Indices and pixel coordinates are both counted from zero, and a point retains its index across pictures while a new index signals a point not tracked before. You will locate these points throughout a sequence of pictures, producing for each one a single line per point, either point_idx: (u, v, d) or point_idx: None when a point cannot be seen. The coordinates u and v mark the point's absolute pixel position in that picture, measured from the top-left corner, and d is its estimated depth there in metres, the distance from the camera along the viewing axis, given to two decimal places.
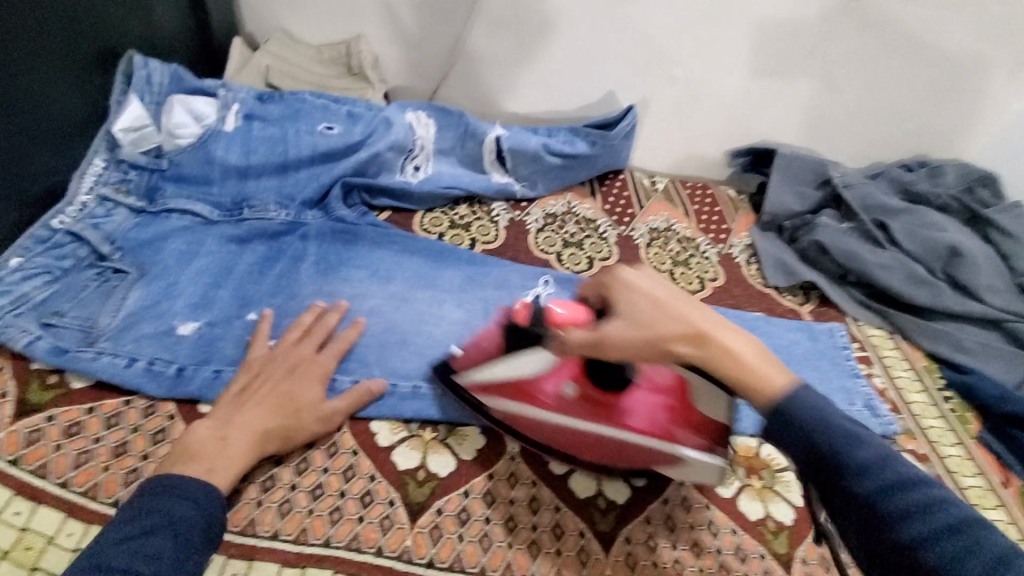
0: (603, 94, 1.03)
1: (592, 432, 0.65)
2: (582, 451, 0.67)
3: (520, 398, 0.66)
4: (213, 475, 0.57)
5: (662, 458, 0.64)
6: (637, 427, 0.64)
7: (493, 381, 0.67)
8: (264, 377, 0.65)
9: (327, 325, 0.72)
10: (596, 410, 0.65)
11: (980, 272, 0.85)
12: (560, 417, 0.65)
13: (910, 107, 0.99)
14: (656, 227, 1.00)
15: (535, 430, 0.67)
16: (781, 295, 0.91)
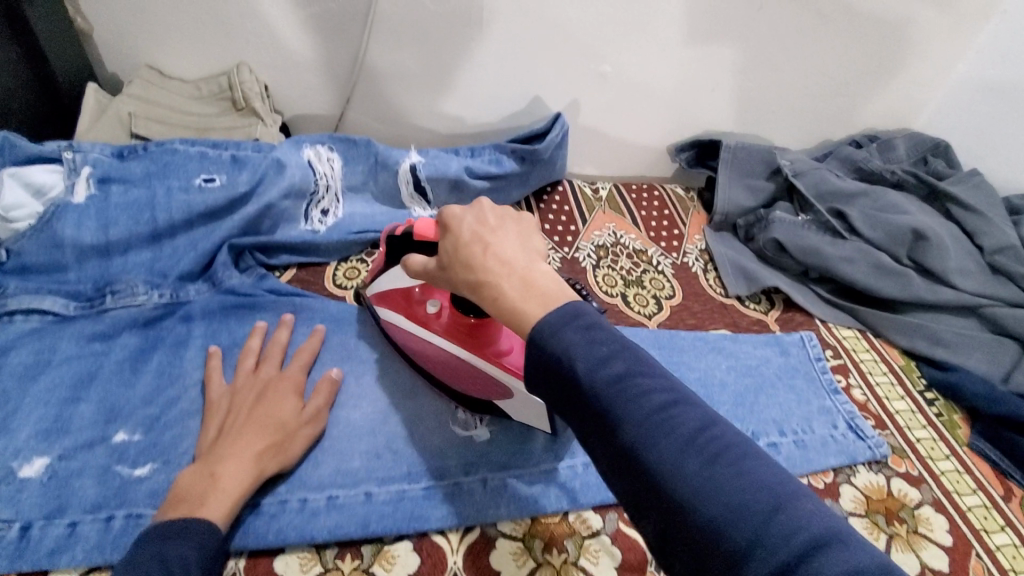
0: (529, 100, 0.97)
1: (444, 352, 0.58)
2: (438, 372, 0.61)
3: (403, 308, 0.62)
4: (209, 508, 0.46)
5: (504, 389, 0.56)
6: (502, 362, 0.56)
7: (388, 292, 0.63)
8: (236, 411, 0.54)
9: (280, 342, 0.62)
10: (454, 330, 0.58)
11: (947, 256, 0.80)
12: (426, 333, 0.60)
13: (847, 84, 1.02)
14: (606, 241, 0.90)
15: (417, 349, 0.61)
16: (744, 304, 0.84)
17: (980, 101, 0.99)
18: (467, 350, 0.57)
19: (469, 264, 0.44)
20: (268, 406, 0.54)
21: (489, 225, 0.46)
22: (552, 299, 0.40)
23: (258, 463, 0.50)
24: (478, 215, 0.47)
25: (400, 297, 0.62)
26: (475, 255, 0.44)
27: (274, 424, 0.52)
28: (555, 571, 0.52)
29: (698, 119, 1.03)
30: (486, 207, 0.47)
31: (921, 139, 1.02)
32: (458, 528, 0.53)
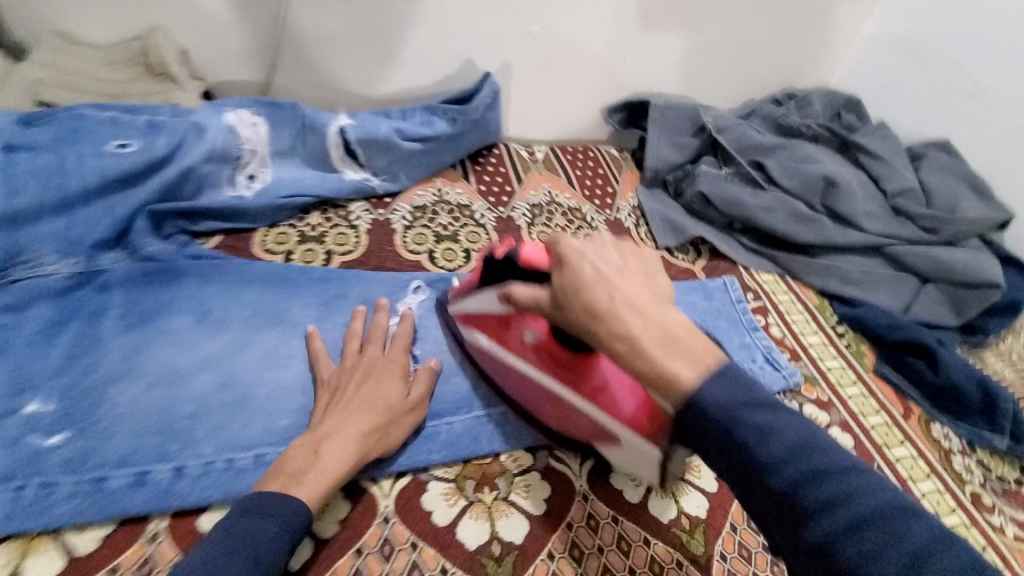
0: (461, 63, 0.97)
1: (545, 385, 0.58)
2: (539, 408, 0.60)
3: (493, 333, 0.60)
4: (304, 488, 0.46)
5: (607, 434, 0.55)
6: (601, 403, 0.54)
7: (477, 313, 0.61)
8: (342, 390, 0.54)
9: (382, 325, 0.61)
10: (549, 363, 0.56)
11: (855, 201, 0.86)
12: (519, 364, 0.59)
13: (767, 43, 1.06)
14: (541, 201, 0.91)
15: (502, 372, 0.61)
16: (674, 256, 0.87)
17: (886, 56, 1.05)
18: (563, 384, 0.56)
19: (594, 311, 0.42)
20: (377, 393, 0.53)
21: (614, 264, 0.44)
22: (698, 357, 0.39)
23: (363, 445, 0.50)
24: (601, 254, 0.45)
25: (493, 322, 0.60)
26: (602, 303, 0.41)
27: (379, 409, 0.52)
28: (487, 509, 0.54)
29: (628, 80, 1.05)
30: (606, 243, 0.46)
31: (835, 96, 1.08)
32: (390, 474, 0.54)
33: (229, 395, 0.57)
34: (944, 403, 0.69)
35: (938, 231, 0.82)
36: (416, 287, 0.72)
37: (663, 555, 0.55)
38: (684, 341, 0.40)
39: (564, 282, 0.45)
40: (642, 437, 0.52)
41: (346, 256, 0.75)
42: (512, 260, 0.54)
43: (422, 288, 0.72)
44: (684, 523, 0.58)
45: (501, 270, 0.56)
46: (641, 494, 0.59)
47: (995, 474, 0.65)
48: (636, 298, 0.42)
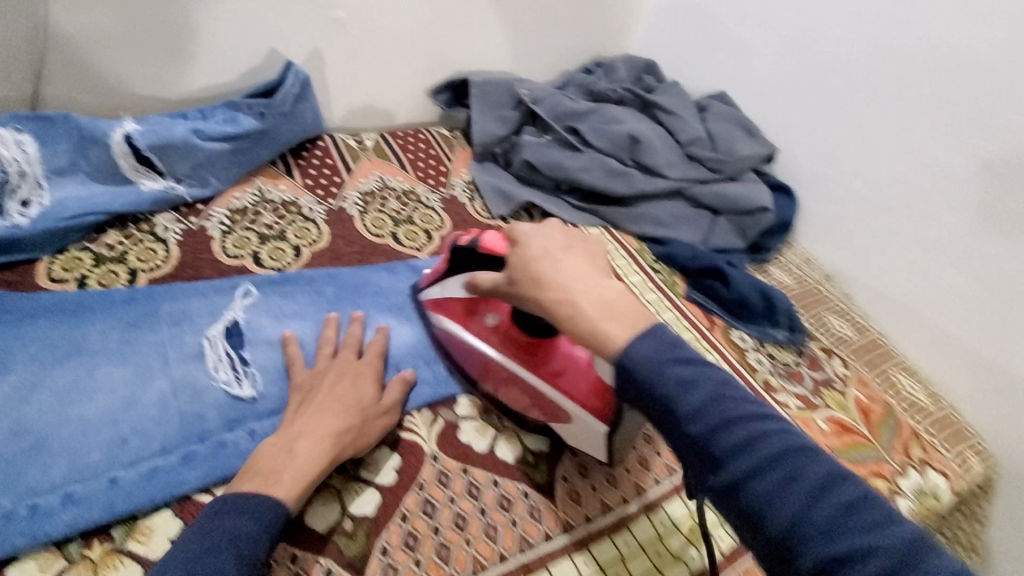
0: (265, 54, 0.92)
1: (506, 369, 0.62)
2: (484, 378, 0.64)
3: (460, 319, 0.65)
4: (282, 484, 0.49)
5: (558, 413, 0.60)
6: (560, 385, 0.59)
7: (445, 300, 0.66)
8: (313, 390, 0.56)
9: (358, 336, 0.63)
10: (511, 348, 0.62)
11: (656, 151, 0.96)
12: (478, 347, 0.64)
13: (568, 16, 1.14)
14: (372, 187, 0.91)
15: (474, 358, 0.65)
16: (508, 223, 0.92)
17: (669, 22, 1.17)
18: (525, 368, 0.61)
19: (535, 277, 0.52)
20: (342, 389, 0.56)
21: (558, 246, 0.54)
22: (634, 321, 0.48)
23: (333, 444, 0.52)
24: (548, 239, 0.55)
25: (459, 308, 0.65)
26: (545, 272, 0.52)
27: (342, 407, 0.55)
28: (336, 491, 0.55)
29: (445, 60, 1.07)
30: (554, 231, 0.57)
31: (636, 61, 1.18)
32: (227, 481, 0.53)
33: (24, 441, 0.50)
34: (738, 311, 0.81)
35: (721, 171, 0.95)
36: (244, 292, 0.66)
37: (511, 491, 0.59)
38: (623, 308, 0.49)
39: (517, 258, 0.55)
40: (591, 416, 0.58)
41: (153, 272, 0.69)
42: (475, 247, 0.62)
43: (251, 292, 0.67)
44: (529, 459, 0.62)
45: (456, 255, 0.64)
46: (488, 442, 0.62)
47: (779, 360, 0.77)
48: (575, 271, 0.52)
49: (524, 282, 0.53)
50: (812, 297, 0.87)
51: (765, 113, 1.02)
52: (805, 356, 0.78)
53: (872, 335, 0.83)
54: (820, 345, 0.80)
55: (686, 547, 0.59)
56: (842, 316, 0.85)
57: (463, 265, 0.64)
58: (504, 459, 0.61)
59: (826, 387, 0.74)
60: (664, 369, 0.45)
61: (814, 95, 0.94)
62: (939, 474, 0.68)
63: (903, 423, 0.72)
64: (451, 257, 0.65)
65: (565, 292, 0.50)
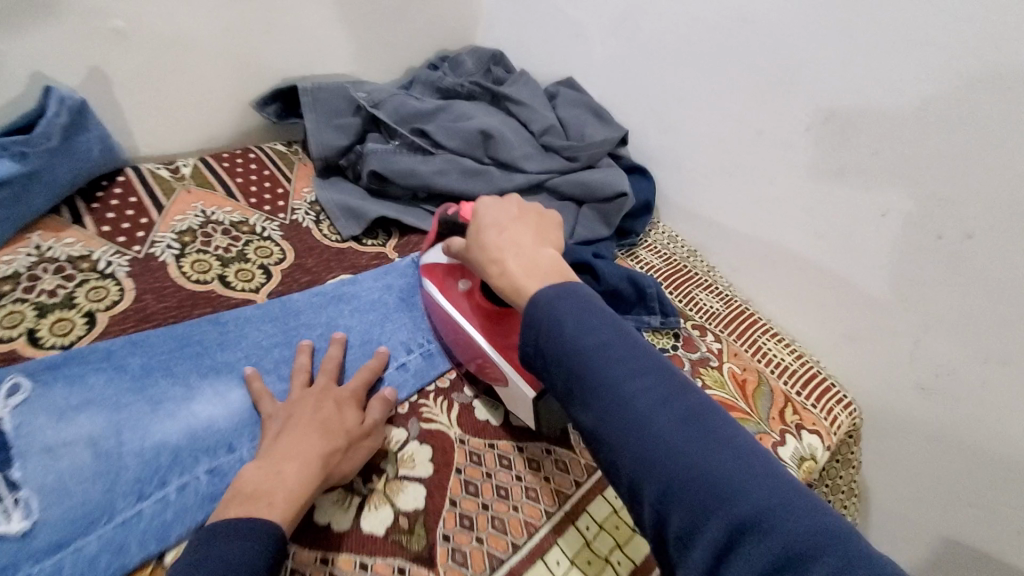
0: (27, 78, 0.74)
1: (468, 335, 0.64)
2: (456, 350, 0.67)
3: (442, 283, 0.69)
4: (276, 509, 0.45)
5: (499, 376, 0.61)
6: (507, 356, 0.60)
7: (432, 267, 0.71)
8: (297, 417, 0.53)
9: (333, 357, 0.62)
10: (474, 312, 0.65)
11: (511, 145, 0.91)
12: (449, 310, 0.67)
13: (400, 8, 1.05)
14: (192, 224, 0.77)
15: (455, 331, 0.66)
16: (362, 243, 0.83)
17: (510, 9, 1.13)
18: (485, 333, 0.63)
19: (483, 243, 0.58)
20: (328, 413, 0.53)
21: (509, 217, 0.61)
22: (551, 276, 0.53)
23: (323, 468, 0.49)
24: (502, 211, 0.62)
25: (440, 272, 0.70)
26: (490, 237, 0.58)
27: (332, 433, 0.51)
28: None
29: (265, 67, 0.94)
30: (509, 205, 0.63)
31: (482, 51, 1.13)
32: None
33: None
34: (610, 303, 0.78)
35: (578, 158, 0.91)
36: (11, 388, 0.52)
37: (383, 568, 0.49)
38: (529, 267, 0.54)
39: (473, 226, 0.62)
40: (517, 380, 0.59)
41: None
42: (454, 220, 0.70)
43: (24, 385, 0.53)
44: (404, 522, 0.52)
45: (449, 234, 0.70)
46: (353, 516, 0.52)
47: (659, 346, 0.76)
48: (514, 244, 0.57)
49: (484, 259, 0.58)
50: (681, 274, 0.88)
51: (614, 96, 1.01)
52: (680, 337, 0.79)
53: (738, 304, 0.85)
54: (692, 324, 0.81)
55: (613, 549, 0.55)
56: (711, 289, 0.87)
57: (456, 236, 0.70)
58: (373, 530, 0.51)
59: (702, 367, 0.75)
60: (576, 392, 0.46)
61: (653, 75, 0.94)
62: (813, 435, 0.71)
63: (775, 389, 0.75)
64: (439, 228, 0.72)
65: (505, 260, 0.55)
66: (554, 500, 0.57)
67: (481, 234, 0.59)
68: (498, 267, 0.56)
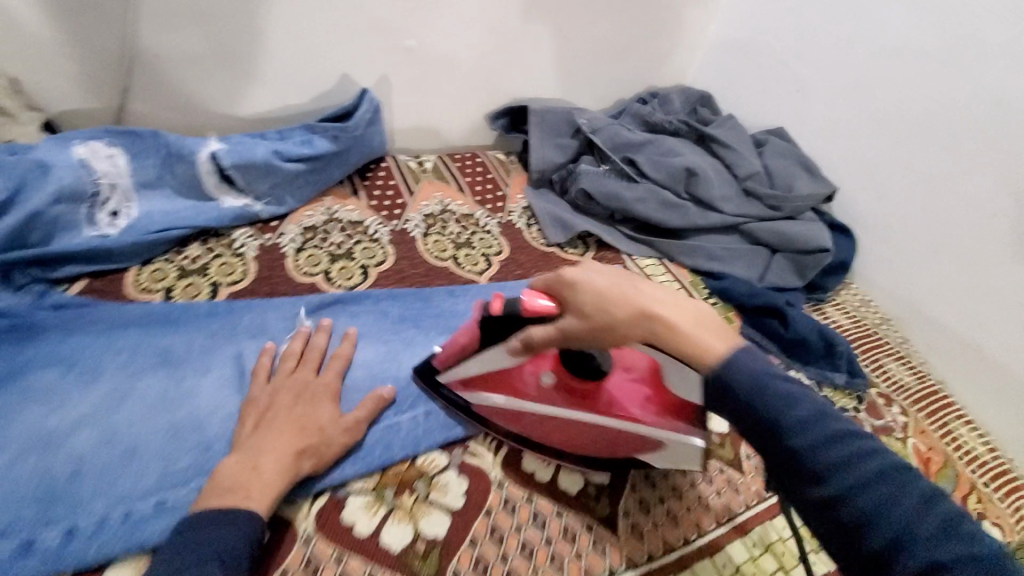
0: (337, 78, 0.96)
1: (578, 422, 0.59)
2: (571, 449, 0.61)
3: (502, 390, 0.61)
4: (254, 499, 0.48)
5: (644, 442, 0.59)
6: (620, 412, 0.58)
7: (478, 375, 0.61)
8: (274, 410, 0.55)
9: (320, 346, 0.63)
10: (565, 396, 0.59)
11: (713, 186, 0.96)
12: (542, 411, 0.59)
13: (626, 48, 1.15)
14: (434, 210, 0.93)
15: (586, 437, 0.60)
16: (564, 250, 0.94)
17: (726, 57, 1.18)
18: (593, 409, 0.59)
19: (587, 289, 0.51)
20: (301, 409, 0.55)
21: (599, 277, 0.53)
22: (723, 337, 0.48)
23: (295, 461, 0.51)
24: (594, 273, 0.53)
25: (499, 377, 0.61)
26: (585, 284, 0.52)
27: (306, 430, 0.53)
28: (407, 511, 0.55)
29: (505, 88, 1.10)
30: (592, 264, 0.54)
31: (691, 92, 1.19)
32: (306, 496, 0.53)
33: (114, 447, 0.53)
34: (794, 351, 0.80)
35: (781, 208, 0.95)
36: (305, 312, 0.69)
37: (574, 522, 0.57)
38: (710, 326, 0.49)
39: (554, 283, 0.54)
40: (665, 427, 0.58)
41: (234, 286, 0.72)
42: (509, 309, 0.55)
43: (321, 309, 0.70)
44: (592, 491, 0.60)
45: (511, 326, 0.56)
46: (552, 472, 0.61)
47: (839, 405, 0.77)
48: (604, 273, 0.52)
49: (593, 308, 0.50)
50: (868, 339, 0.87)
51: (823, 153, 1.02)
52: (864, 401, 0.78)
53: (933, 383, 0.83)
54: (878, 392, 0.80)
55: None
56: (902, 361, 0.85)
57: (496, 339, 0.58)
58: (567, 488, 0.60)
59: (884, 435, 0.75)
60: (845, 447, 0.40)
61: (873, 139, 0.94)
62: (993, 527, 0.68)
63: (960, 474, 0.72)
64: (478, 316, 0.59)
65: (579, 278, 0.52)
66: (723, 512, 0.61)
67: (578, 280, 0.52)
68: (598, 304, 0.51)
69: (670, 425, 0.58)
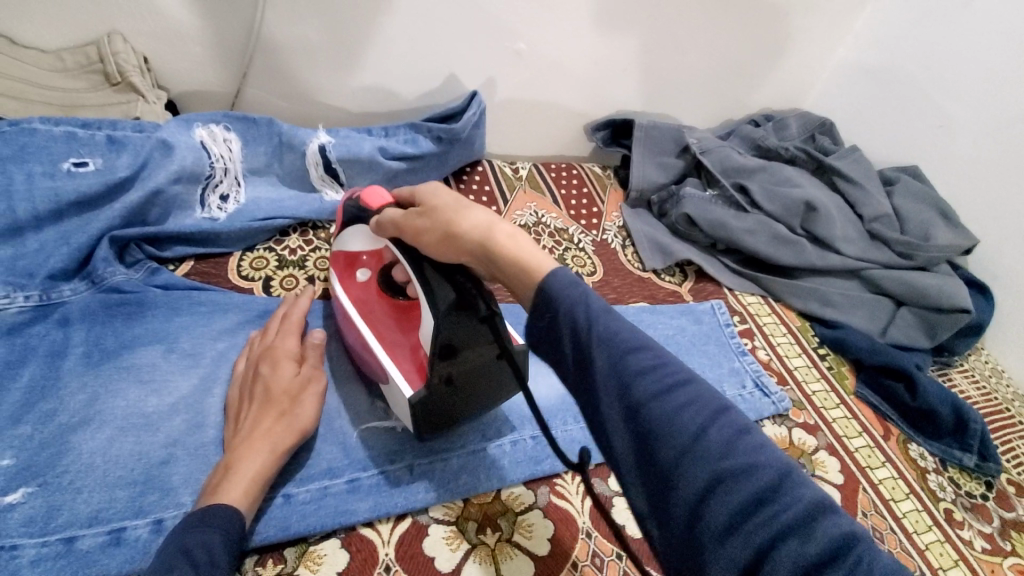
0: (443, 78, 0.94)
1: (363, 333, 0.58)
2: (362, 371, 0.60)
3: (342, 274, 0.64)
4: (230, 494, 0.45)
5: (379, 373, 0.56)
6: (389, 348, 0.56)
7: (336, 255, 0.64)
8: (247, 399, 0.53)
9: (297, 320, 0.60)
10: (378, 313, 0.60)
11: (834, 225, 0.87)
12: (350, 305, 0.61)
13: (745, 66, 1.08)
14: (527, 221, 0.90)
15: (364, 355, 0.59)
16: (660, 276, 0.88)
17: (855, 84, 1.08)
18: (378, 331, 0.58)
19: (433, 214, 0.47)
20: (262, 395, 0.52)
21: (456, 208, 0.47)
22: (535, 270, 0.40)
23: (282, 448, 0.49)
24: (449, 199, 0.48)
25: (342, 262, 0.64)
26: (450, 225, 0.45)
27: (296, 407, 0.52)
28: (490, 551, 0.51)
29: (611, 101, 1.05)
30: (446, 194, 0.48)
31: (811, 117, 1.10)
32: (388, 517, 0.52)
33: (204, 434, 0.53)
34: (920, 424, 0.73)
35: (912, 257, 0.85)
36: None
37: None
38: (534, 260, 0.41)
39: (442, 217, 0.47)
40: (405, 379, 0.53)
41: (329, 281, 0.72)
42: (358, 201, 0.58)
43: None
44: None
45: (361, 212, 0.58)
46: None
47: (968, 490, 0.68)
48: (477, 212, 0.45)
49: (436, 210, 0.47)
50: (1004, 417, 0.77)
51: (964, 200, 0.91)
52: (996, 489, 0.69)
53: None
54: (1014, 480, 0.70)
55: None
56: None
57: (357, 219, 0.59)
58: None
59: (1019, 531, 0.65)
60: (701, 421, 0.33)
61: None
62: None
63: None
64: (344, 207, 0.61)
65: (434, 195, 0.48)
66: None
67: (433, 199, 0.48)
68: (448, 226, 0.45)
69: (410, 379, 0.52)
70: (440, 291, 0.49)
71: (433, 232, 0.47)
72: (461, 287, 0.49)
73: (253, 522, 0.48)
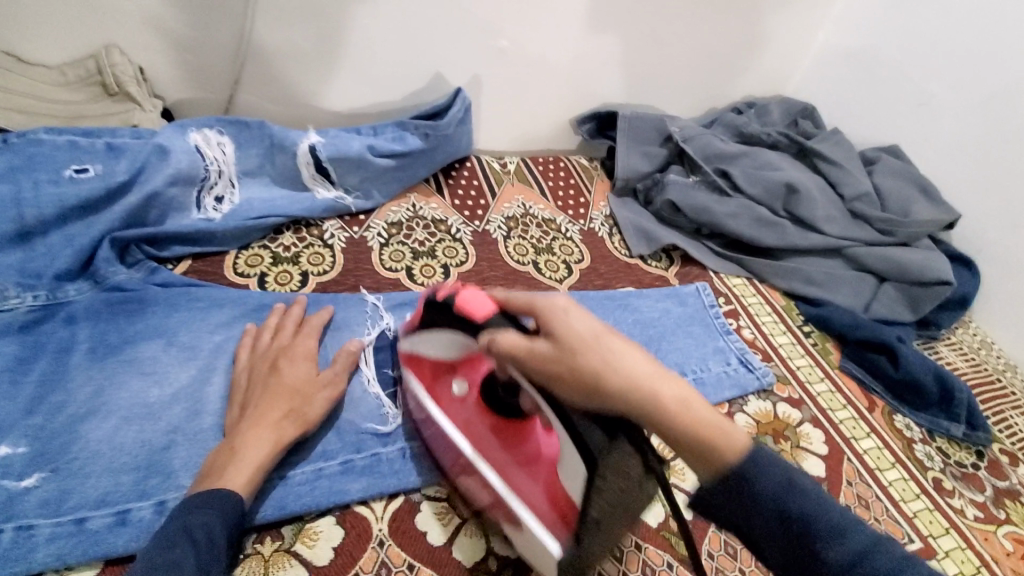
0: (429, 77, 0.96)
1: (481, 469, 0.52)
2: (473, 491, 0.53)
3: (428, 381, 0.57)
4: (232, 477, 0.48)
5: (510, 519, 0.50)
6: (520, 483, 0.49)
7: (418, 358, 0.57)
8: (252, 389, 0.55)
9: (295, 317, 0.64)
10: (484, 426, 0.53)
11: (815, 205, 0.89)
12: (452, 428, 0.55)
13: (726, 54, 1.10)
14: (516, 213, 0.92)
15: (474, 475, 0.53)
16: (647, 262, 0.90)
17: (836, 67, 1.10)
18: (495, 457, 0.52)
19: (573, 343, 0.42)
20: (270, 385, 0.55)
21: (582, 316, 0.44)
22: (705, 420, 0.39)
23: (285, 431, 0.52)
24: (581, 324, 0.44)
25: (430, 371, 0.57)
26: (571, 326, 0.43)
27: (295, 393, 0.55)
28: (480, 525, 0.54)
29: (595, 93, 1.07)
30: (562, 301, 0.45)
31: (793, 102, 1.12)
32: (381, 496, 0.54)
33: (203, 421, 0.56)
34: (905, 395, 0.74)
35: (892, 233, 0.87)
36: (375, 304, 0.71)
37: (654, 558, 0.55)
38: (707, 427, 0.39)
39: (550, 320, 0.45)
40: (543, 522, 0.47)
41: (322, 275, 0.74)
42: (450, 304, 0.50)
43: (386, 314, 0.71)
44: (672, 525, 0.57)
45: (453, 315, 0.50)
46: None
47: (955, 459, 0.70)
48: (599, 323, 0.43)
49: (569, 338, 0.42)
50: (989, 386, 0.78)
51: (944, 176, 0.93)
52: (984, 457, 0.71)
53: None
54: (1000, 447, 0.72)
55: None
56: None
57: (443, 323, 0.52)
58: (648, 520, 0.57)
59: (1008, 498, 0.67)
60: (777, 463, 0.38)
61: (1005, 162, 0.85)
62: None
63: None
64: (425, 307, 0.53)
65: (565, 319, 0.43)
66: None
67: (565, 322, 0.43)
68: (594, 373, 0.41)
69: (550, 521, 0.46)
70: (589, 433, 0.42)
71: (571, 380, 0.42)
72: (610, 423, 0.42)
73: (256, 501, 0.50)
